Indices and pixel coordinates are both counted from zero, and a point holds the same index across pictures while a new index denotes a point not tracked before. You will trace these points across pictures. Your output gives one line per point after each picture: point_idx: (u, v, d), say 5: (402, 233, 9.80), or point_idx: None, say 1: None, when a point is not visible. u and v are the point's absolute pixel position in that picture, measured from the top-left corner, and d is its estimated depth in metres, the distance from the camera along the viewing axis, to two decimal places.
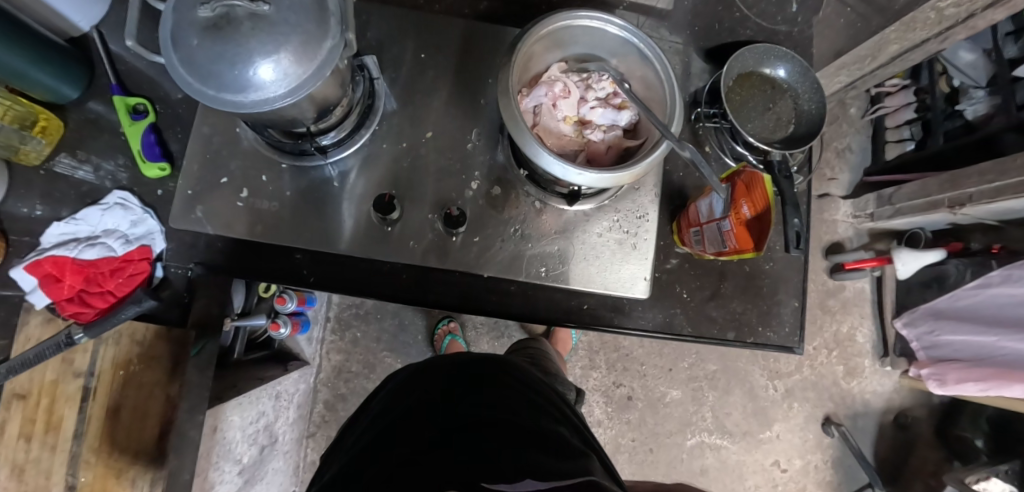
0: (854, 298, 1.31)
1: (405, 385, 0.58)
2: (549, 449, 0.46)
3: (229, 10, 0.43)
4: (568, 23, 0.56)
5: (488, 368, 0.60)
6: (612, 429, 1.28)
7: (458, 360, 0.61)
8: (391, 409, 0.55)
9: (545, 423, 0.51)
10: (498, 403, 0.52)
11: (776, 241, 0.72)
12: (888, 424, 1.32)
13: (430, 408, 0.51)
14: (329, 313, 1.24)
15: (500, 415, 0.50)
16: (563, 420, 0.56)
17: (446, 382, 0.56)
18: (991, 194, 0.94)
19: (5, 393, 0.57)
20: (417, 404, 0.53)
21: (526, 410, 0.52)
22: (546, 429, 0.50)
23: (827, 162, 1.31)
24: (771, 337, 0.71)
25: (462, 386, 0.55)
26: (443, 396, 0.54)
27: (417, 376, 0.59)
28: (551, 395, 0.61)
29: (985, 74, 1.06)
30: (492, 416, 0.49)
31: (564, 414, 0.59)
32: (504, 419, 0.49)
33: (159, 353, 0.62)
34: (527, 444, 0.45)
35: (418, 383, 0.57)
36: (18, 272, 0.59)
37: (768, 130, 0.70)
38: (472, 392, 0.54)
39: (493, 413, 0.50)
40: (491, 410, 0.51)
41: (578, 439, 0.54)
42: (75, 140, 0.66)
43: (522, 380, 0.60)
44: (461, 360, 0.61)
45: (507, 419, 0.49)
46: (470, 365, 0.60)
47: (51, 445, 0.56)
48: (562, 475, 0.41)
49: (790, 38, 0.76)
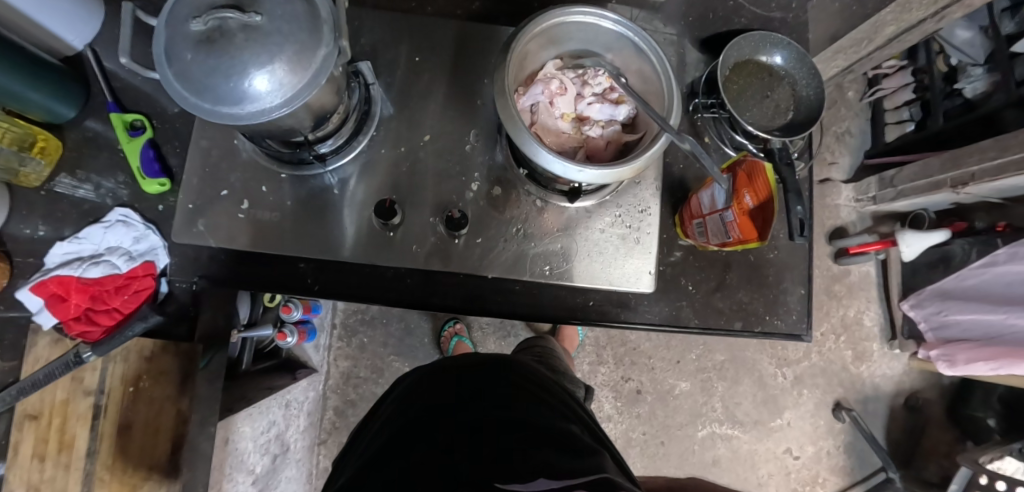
0: (859, 282, 1.30)
1: (414, 388, 0.59)
2: (560, 448, 0.46)
3: (221, 23, 0.42)
4: (561, 20, 0.55)
5: (495, 368, 0.60)
6: (622, 424, 1.28)
7: (465, 361, 0.61)
8: (401, 412, 0.55)
9: (555, 421, 0.51)
10: (508, 403, 0.52)
11: (779, 229, 0.72)
12: (898, 407, 1.31)
13: (440, 411, 0.51)
14: (335, 320, 1.24)
15: (509, 414, 0.50)
16: (573, 417, 0.56)
17: (455, 383, 0.56)
18: (993, 172, 0.93)
19: (18, 413, 0.58)
20: (427, 406, 0.53)
21: (536, 409, 0.52)
22: (557, 427, 0.50)
23: (827, 146, 1.30)
24: (779, 325, 0.70)
25: (471, 387, 0.55)
26: (452, 397, 0.54)
27: (425, 379, 0.59)
28: (559, 392, 0.61)
29: (983, 51, 1.05)
30: (503, 417, 0.49)
31: (574, 411, 0.58)
32: (514, 418, 0.49)
33: (167, 367, 0.62)
34: (539, 443, 0.45)
35: (427, 385, 0.57)
36: (25, 293, 0.60)
37: (767, 118, 0.69)
38: (480, 392, 0.54)
39: (502, 413, 0.50)
40: (501, 410, 0.51)
41: (589, 436, 0.54)
42: (75, 160, 0.66)
43: (530, 378, 0.60)
44: (469, 361, 0.61)
45: (517, 418, 0.49)
46: (478, 365, 0.60)
47: (65, 464, 0.57)
48: (576, 473, 0.41)
49: (785, 24, 0.76)
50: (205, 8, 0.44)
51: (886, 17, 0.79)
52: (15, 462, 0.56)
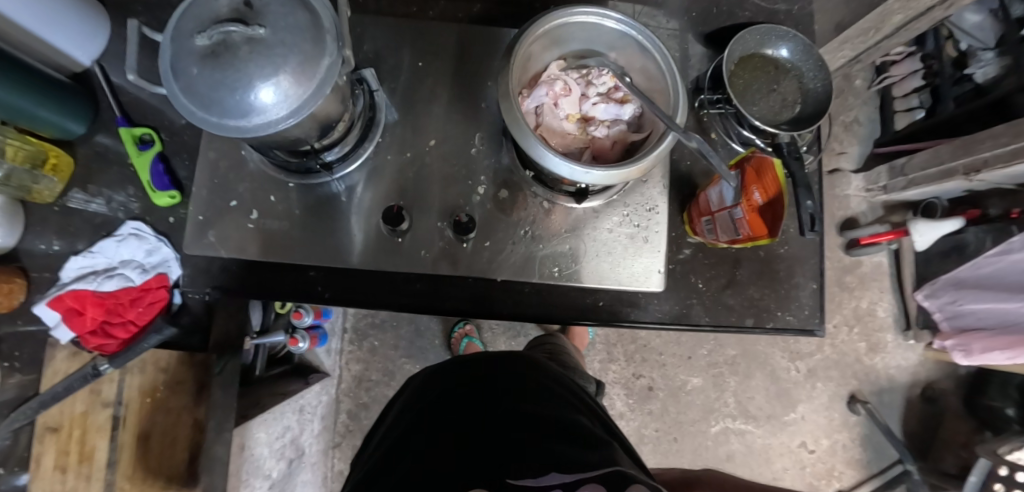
0: (872, 273, 1.29)
1: (423, 388, 0.59)
2: (570, 439, 0.45)
3: (226, 36, 0.43)
4: (563, 21, 0.55)
5: (504, 363, 0.60)
6: (635, 421, 1.27)
7: (474, 358, 0.62)
8: (410, 411, 0.56)
9: (565, 413, 0.51)
10: (517, 398, 0.52)
11: (789, 224, 0.71)
12: (914, 398, 1.30)
13: (449, 408, 0.52)
14: (345, 325, 1.25)
15: (518, 408, 0.50)
16: (583, 409, 0.56)
17: (464, 379, 0.56)
18: (1006, 158, 0.91)
19: (39, 426, 0.59)
20: (434, 404, 0.53)
21: (546, 402, 0.52)
22: (569, 419, 0.50)
23: (836, 137, 1.29)
24: (791, 320, 0.70)
25: (480, 382, 0.55)
26: (460, 394, 0.54)
27: (432, 379, 0.60)
28: (569, 384, 0.62)
29: (993, 35, 1.03)
30: (512, 412, 0.49)
31: (583, 401, 0.59)
32: (524, 413, 0.49)
33: (184, 378, 0.64)
34: (548, 435, 0.45)
35: (435, 384, 0.58)
36: (41, 308, 0.61)
37: (774, 112, 0.68)
38: (488, 387, 0.54)
39: (511, 408, 0.50)
40: (509, 404, 0.51)
41: (600, 426, 0.54)
42: (86, 174, 0.67)
43: (540, 372, 0.60)
44: (476, 358, 0.61)
45: (525, 412, 0.49)
46: (485, 361, 0.60)
47: (86, 475, 0.58)
48: (585, 465, 0.41)
49: (790, 17, 0.76)
50: (209, 22, 0.44)
51: (893, 6, 0.77)
52: (37, 474, 0.58)
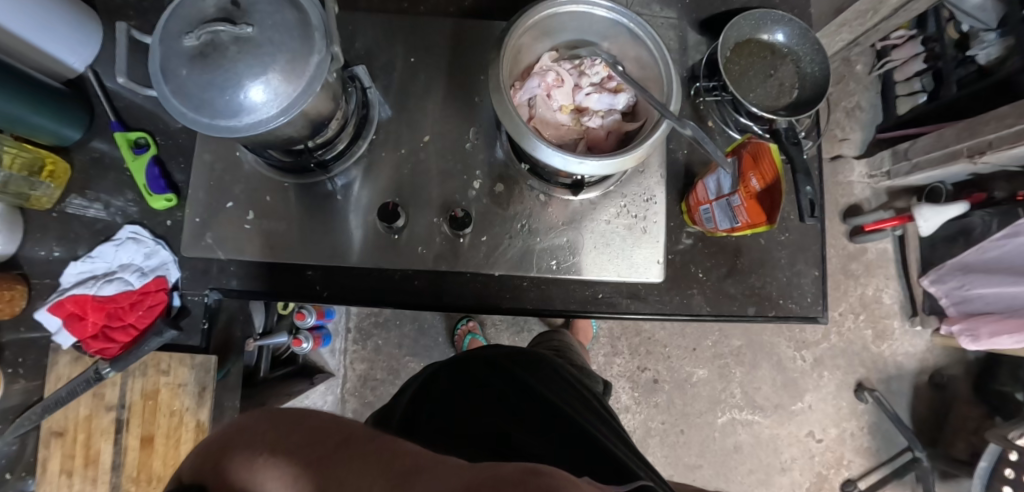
0: (877, 259, 1.28)
1: (462, 376, 0.60)
2: (603, 454, 0.47)
3: (214, 37, 0.43)
4: (553, 11, 0.55)
5: (539, 372, 0.62)
6: (641, 414, 1.27)
7: (511, 357, 0.63)
8: (456, 400, 0.55)
9: (598, 427, 0.53)
10: (556, 409, 0.53)
11: (789, 211, 0.70)
12: (923, 384, 1.28)
13: (502, 412, 0.52)
14: (349, 325, 1.25)
15: (562, 423, 0.51)
16: (603, 420, 0.56)
17: (508, 383, 0.58)
18: (1011, 139, 0.89)
19: (45, 430, 0.62)
20: (487, 404, 0.54)
21: (585, 416, 0.54)
22: (570, 410, 0.54)
23: (837, 122, 1.28)
24: (794, 308, 0.69)
25: (527, 387, 0.57)
26: (512, 398, 0.55)
27: (472, 372, 0.60)
28: (551, 362, 0.65)
29: (995, 15, 1.00)
30: (562, 427, 0.50)
31: (579, 395, 0.60)
32: (569, 426, 0.50)
33: (185, 380, 0.62)
34: (587, 451, 0.47)
35: (479, 380, 0.58)
36: (43, 313, 0.62)
37: (771, 98, 0.68)
38: (533, 397, 0.55)
39: (557, 421, 0.51)
40: (557, 415, 0.52)
41: (585, 402, 0.59)
42: (84, 180, 0.67)
43: (565, 382, 0.62)
44: (513, 356, 0.63)
45: (569, 430, 0.50)
46: (520, 366, 0.61)
47: (91, 478, 0.61)
48: (598, 475, 0.44)
49: (786, 1, 0.75)
50: (197, 23, 0.44)
51: None
52: (45, 478, 0.61)
